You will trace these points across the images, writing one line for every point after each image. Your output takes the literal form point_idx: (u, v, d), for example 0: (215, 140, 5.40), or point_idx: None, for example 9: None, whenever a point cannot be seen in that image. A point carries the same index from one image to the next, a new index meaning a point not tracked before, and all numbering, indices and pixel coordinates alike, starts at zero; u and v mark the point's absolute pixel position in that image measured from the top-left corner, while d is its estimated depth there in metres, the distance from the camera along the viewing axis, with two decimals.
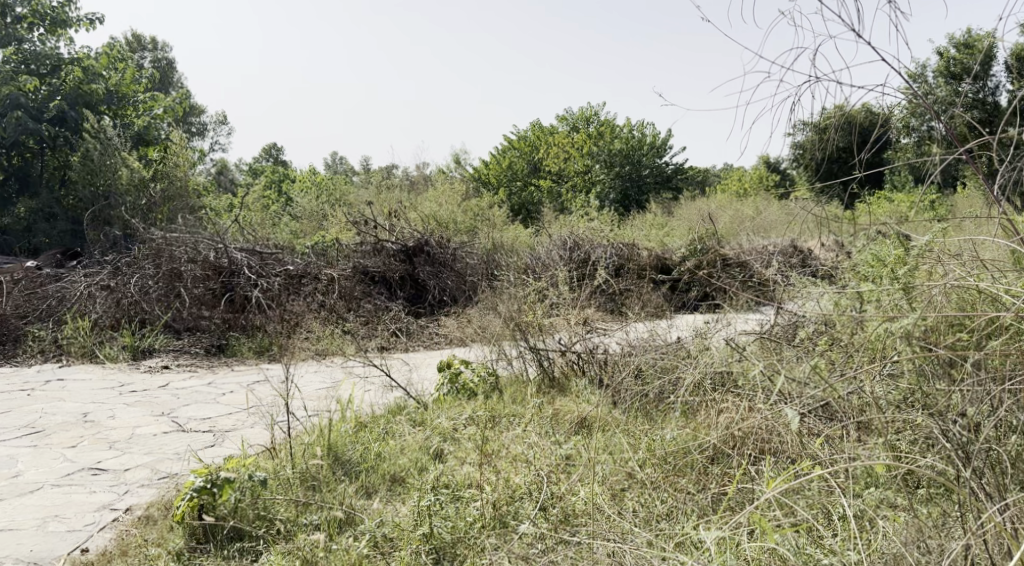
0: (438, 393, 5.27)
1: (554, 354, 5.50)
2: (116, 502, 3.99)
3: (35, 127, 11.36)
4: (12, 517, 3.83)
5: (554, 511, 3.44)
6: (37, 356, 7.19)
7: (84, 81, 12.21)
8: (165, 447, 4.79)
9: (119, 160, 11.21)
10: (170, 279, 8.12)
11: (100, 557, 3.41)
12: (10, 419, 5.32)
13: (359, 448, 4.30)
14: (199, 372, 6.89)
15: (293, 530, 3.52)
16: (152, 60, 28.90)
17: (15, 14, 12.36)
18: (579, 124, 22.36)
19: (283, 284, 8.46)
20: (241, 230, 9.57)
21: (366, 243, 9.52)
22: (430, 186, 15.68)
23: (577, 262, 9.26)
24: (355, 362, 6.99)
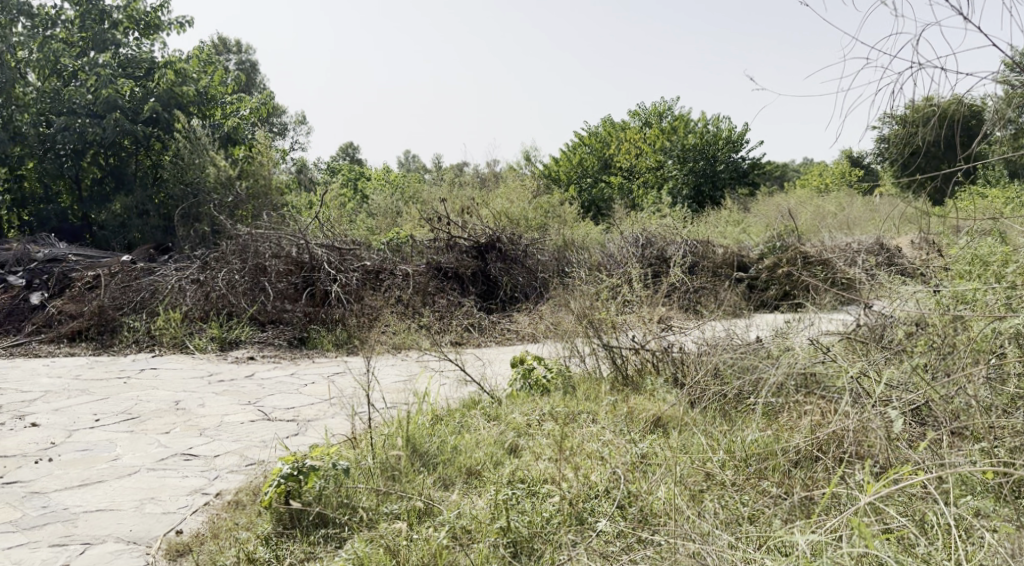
0: (512, 388, 5.30)
1: (628, 351, 5.45)
2: (207, 486, 4.16)
3: (130, 128, 11.97)
4: (112, 498, 4.04)
5: (633, 511, 3.40)
6: (132, 345, 7.58)
7: (176, 83, 12.80)
8: (253, 434, 4.98)
9: (208, 159, 11.71)
10: (256, 274, 8.44)
11: (194, 539, 3.57)
12: (110, 405, 5.61)
13: (437, 440, 4.36)
14: (282, 363, 7.11)
15: (375, 519, 3.60)
16: (237, 61, 29.97)
17: (113, 20, 13.05)
18: (652, 119, 22.07)
19: (361, 279, 8.65)
20: (320, 226, 9.84)
21: (439, 239, 9.66)
22: (501, 183, 15.74)
23: (650, 259, 9.15)
24: (430, 356, 7.09)
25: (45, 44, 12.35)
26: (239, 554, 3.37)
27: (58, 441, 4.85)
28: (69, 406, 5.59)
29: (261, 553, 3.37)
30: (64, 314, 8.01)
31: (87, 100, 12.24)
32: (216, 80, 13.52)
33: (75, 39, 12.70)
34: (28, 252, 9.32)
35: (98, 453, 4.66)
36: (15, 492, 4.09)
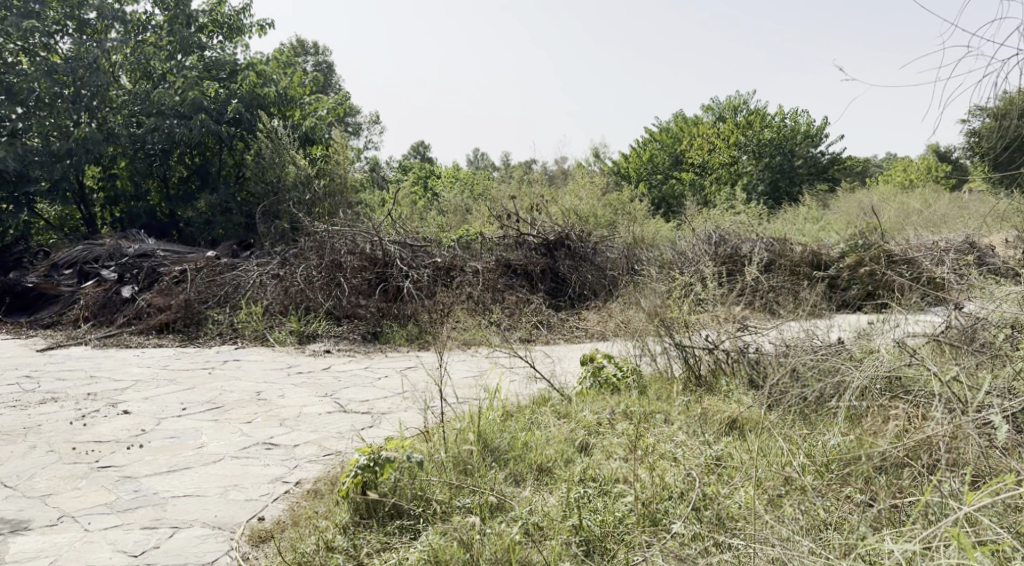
0: (582, 386, 5.27)
1: (701, 351, 5.34)
2: (287, 475, 4.30)
3: (215, 128, 12.43)
4: (199, 484, 4.21)
5: (709, 513, 3.35)
6: (216, 337, 7.89)
7: (258, 84, 13.25)
8: (330, 426, 5.11)
9: (287, 158, 12.06)
10: (332, 269, 8.66)
11: (275, 526, 3.68)
12: (195, 395, 5.85)
13: (508, 436, 4.38)
14: (357, 357, 7.27)
15: (448, 512, 3.64)
16: (314, 64, 30.81)
17: (198, 24, 13.63)
18: (726, 114, 21.62)
19: (432, 275, 8.76)
20: (393, 223, 9.99)
21: (508, 236, 9.71)
22: (570, 180, 15.70)
23: (723, 258, 8.98)
24: (500, 353, 7.13)
25: (137, 48, 12.94)
26: (318, 542, 3.45)
27: (148, 428, 5.08)
28: (157, 395, 5.84)
29: (339, 541, 3.45)
30: (153, 307, 8.36)
31: (175, 101, 12.75)
32: (295, 81, 13.91)
33: (164, 43, 13.28)
34: (120, 247, 9.80)
35: (185, 441, 4.85)
36: (109, 476, 4.30)
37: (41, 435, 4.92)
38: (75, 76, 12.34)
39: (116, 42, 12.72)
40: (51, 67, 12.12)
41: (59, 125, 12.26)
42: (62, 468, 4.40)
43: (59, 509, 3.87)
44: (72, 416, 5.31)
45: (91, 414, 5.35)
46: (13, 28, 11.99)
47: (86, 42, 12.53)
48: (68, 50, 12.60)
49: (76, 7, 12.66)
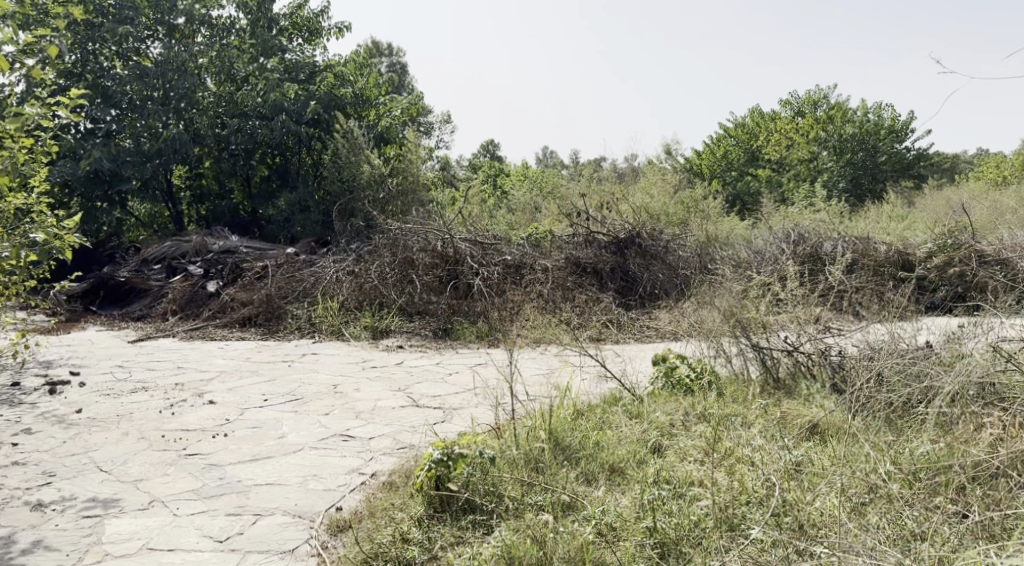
0: (654, 387, 5.20)
1: (779, 353, 5.22)
2: (364, 467, 4.41)
3: (295, 129, 12.83)
4: (279, 473, 4.35)
5: (789, 520, 3.26)
6: (295, 331, 8.14)
7: (336, 86, 13.60)
8: (404, 420, 5.20)
9: (363, 157, 12.34)
10: (404, 266, 8.80)
11: (353, 516, 3.78)
12: (276, 387, 6.04)
13: (579, 435, 4.36)
14: (428, 353, 7.37)
15: (520, 509, 3.66)
16: (388, 65, 31.41)
17: (280, 27, 14.07)
18: (805, 109, 21.00)
19: (502, 273, 8.79)
20: (464, 221, 10.07)
21: (579, 235, 9.66)
22: (642, 178, 15.51)
23: (802, 257, 8.71)
24: (571, 351, 7.09)
25: (222, 50, 13.39)
26: (394, 534, 3.51)
27: (232, 418, 5.27)
28: (240, 386, 6.05)
29: (415, 533, 3.51)
30: (236, 301, 8.67)
31: (257, 103, 13.17)
32: (371, 83, 14.21)
33: (248, 45, 13.75)
34: (205, 243, 10.19)
35: (266, 431, 5.01)
36: (196, 463, 4.47)
37: (133, 422, 5.16)
38: (165, 79, 12.89)
39: (202, 47, 13.26)
40: (142, 71, 12.68)
41: (149, 126, 12.82)
42: (153, 454, 4.60)
43: (150, 493, 4.05)
44: (161, 404, 5.56)
45: (179, 403, 5.59)
46: (109, 33, 12.58)
47: (174, 46, 13.06)
48: (158, 54, 13.16)
49: (166, 13, 13.21)
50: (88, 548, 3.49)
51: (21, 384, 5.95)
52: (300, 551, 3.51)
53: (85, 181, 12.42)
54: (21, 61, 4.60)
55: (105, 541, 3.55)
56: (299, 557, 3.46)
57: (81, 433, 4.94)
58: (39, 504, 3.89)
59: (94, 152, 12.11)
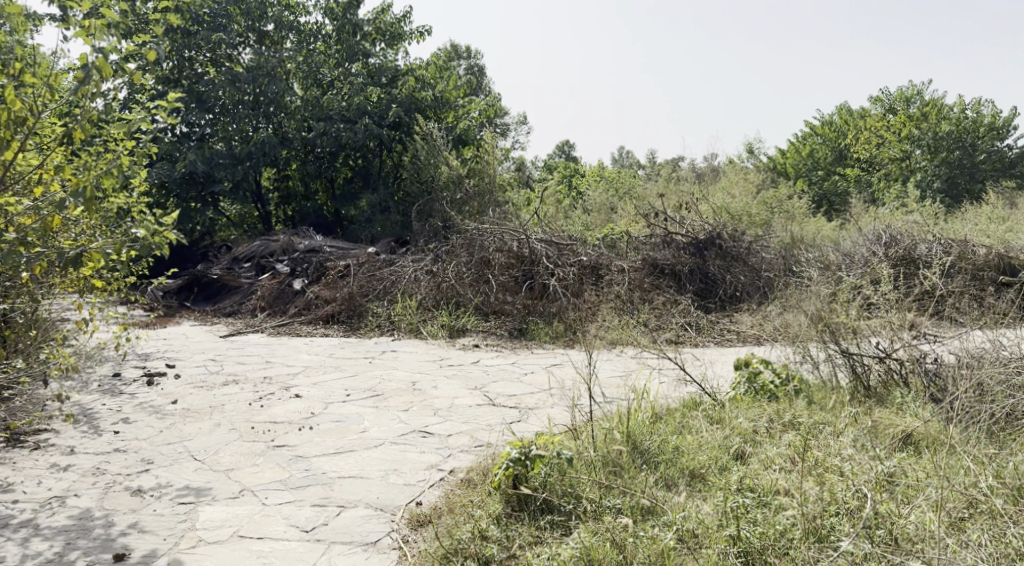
0: (736, 392, 5.07)
1: (870, 360, 5.03)
2: (442, 463, 4.49)
3: (377, 132, 13.15)
4: (361, 466, 4.46)
5: (881, 533, 3.14)
6: (375, 329, 8.33)
7: (417, 89, 13.85)
8: (481, 418, 5.25)
9: (443, 159, 12.53)
10: (480, 266, 8.86)
11: (432, 512, 3.84)
12: (357, 382, 6.18)
13: (658, 439, 4.30)
14: (504, 352, 7.40)
15: (599, 511, 3.62)
16: (467, 67, 31.83)
17: (364, 32, 14.44)
18: (897, 106, 20.20)
19: (578, 273, 8.74)
20: (540, 221, 10.06)
21: (656, 235, 9.53)
22: (722, 178, 15.19)
23: (894, 259, 8.35)
24: (648, 353, 7.01)
25: (309, 56, 14.01)
26: (474, 530, 3.54)
27: (316, 412, 5.43)
28: (324, 381, 6.23)
29: (493, 531, 3.52)
30: (320, 299, 8.92)
31: (342, 107, 13.48)
32: (451, 85, 14.42)
33: (333, 51, 14.15)
34: (291, 242, 10.51)
35: (349, 425, 5.14)
36: (282, 455, 4.62)
37: (224, 414, 5.37)
38: (256, 85, 13.29)
39: (291, 52, 13.58)
40: (235, 77, 13.16)
41: (240, 130, 13.33)
42: (242, 445, 4.78)
43: (240, 483, 4.21)
44: (251, 397, 5.77)
45: (267, 396, 5.79)
46: (203, 41, 13.11)
47: (265, 53, 13.46)
48: (249, 60, 13.58)
49: (257, 20, 13.84)
50: (183, 533, 3.63)
51: (122, 375, 6.28)
52: (382, 544, 3.58)
53: (181, 183, 13.01)
54: (124, 66, 4.82)
55: (199, 527, 3.69)
56: (381, 550, 3.53)
57: (176, 423, 5.17)
58: (138, 490, 4.08)
59: (189, 155, 12.65)
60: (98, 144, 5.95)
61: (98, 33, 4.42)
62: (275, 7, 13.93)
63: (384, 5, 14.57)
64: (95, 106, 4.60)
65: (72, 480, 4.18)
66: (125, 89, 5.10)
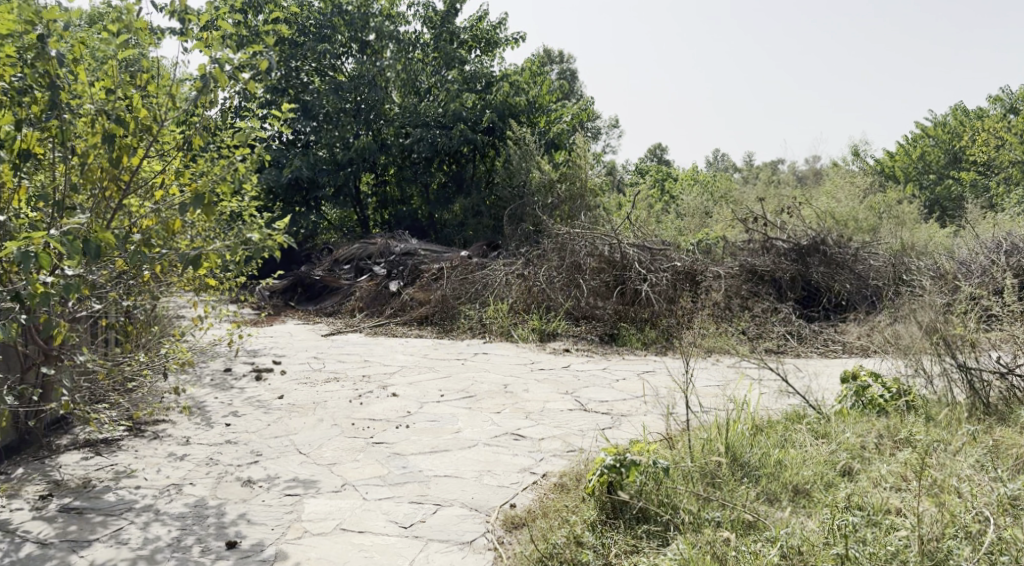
0: (843, 405, 4.88)
1: (990, 376, 4.75)
2: (535, 466, 4.51)
3: (471, 137, 13.37)
4: (456, 466, 4.52)
5: (1005, 559, 2.94)
6: (467, 331, 8.47)
7: (510, 95, 13.79)
8: (572, 423, 5.25)
9: (534, 164, 12.71)
10: (571, 271, 8.77)
11: (527, 514, 3.86)
12: (452, 383, 6.27)
13: (759, 451, 4.17)
14: (595, 358, 7.37)
15: (697, 523, 3.53)
16: (559, 71, 32.01)
17: (461, 40, 14.82)
18: (1019, 105, 18.98)
19: (672, 280, 8.42)
20: (631, 225, 9.90)
21: (755, 241, 9.26)
22: (825, 182, 14.66)
23: (1017, 268, 7.85)
24: (747, 363, 6.83)
25: (408, 64, 14.18)
26: (569, 535, 3.53)
27: (412, 411, 5.54)
28: (419, 381, 6.35)
29: (588, 537, 3.50)
30: (415, 300, 9.13)
31: (438, 113, 13.83)
32: (545, 90, 14.50)
33: (431, 58, 14.55)
34: (388, 244, 10.77)
35: (444, 424, 5.23)
36: (381, 451, 4.75)
37: (326, 410, 5.56)
38: (357, 93, 13.77)
39: (390, 60, 13.92)
40: (338, 86, 13.71)
41: (342, 136, 13.80)
42: (343, 441, 4.93)
43: (342, 477, 4.34)
44: (351, 395, 5.95)
45: (365, 394, 5.96)
46: (310, 52, 13.79)
47: (366, 62, 13.94)
48: (350, 69, 14.17)
49: (359, 31, 14.12)
50: (290, 524, 3.77)
51: (233, 370, 6.62)
52: (478, 544, 3.62)
53: (287, 188, 13.61)
54: (239, 75, 5.05)
55: (304, 518, 3.83)
56: (477, 550, 3.57)
57: (282, 417, 5.40)
58: (247, 481, 4.27)
59: (295, 161, 13.18)
60: (214, 151, 6.26)
61: (215, 44, 4.65)
62: (377, 18, 14.17)
63: (481, 13, 14.81)
64: (211, 114, 4.85)
65: (188, 469, 4.42)
66: (239, 97, 5.36)
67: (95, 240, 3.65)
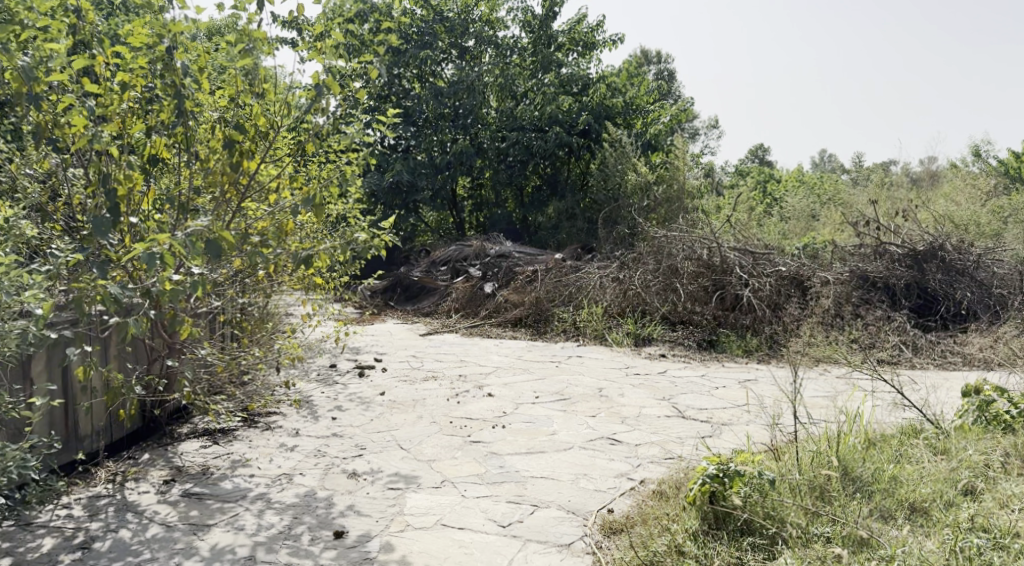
0: (964, 421, 4.62)
1: None
2: (632, 472, 4.46)
3: (567, 140, 13.36)
4: (553, 468, 4.52)
5: None
6: (561, 334, 8.49)
7: (607, 97, 13.82)
8: (671, 430, 5.16)
9: (630, 166, 12.58)
10: (668, 275, 8.61)
11: (625, 520, 3.82)
12: (547, 385, 6.29)
13: (871, 466, 3.99)
14: (692, 364, 7.23)
15: (806, 537, 3.39)
16: (657, 72, 31.61)
17: (558, 43, 14.84)
18: None
19: (775, 285, 8.19)
20: (732, 228, 9.67)
21: (866, 246, 8.85)
22: (943, 184, 13.87)
23: None
24: (858, 374, 6.53)
25: (506, 69, 14.34)
26: (670, 544, 3.48)
27: (508, 411, 5.59)
28: (514, 382, 6.40)
29: (691, 547, 3.42)
30: (509, 302, 9.20)
31: (534, 117, 13.91)
32: (643, 91, 14.33)
33: (528, 62, 14.66)
34: (484, 246, 10.87)
35: (539, 426, 5.25)
36: (479, 450, 4.81)
37: (425, 407, 5.68)
38: (456, 98, 14.03)
39: (488, 65, 14.15)
40: (438, 91, 14.01)
41: (441, 141, 14.10)
42: (442, 438, 5.02)
43: (442, 474, 4.42)
44: (448, 393, 6.06)
45: (462, 393, 6.05)
46: (411, 59, 14.12)
47: (465, 68, 14.18)
48: (451, 75, 14.36)
49: (460, 37, 14.46)
50: (393, 518, 3.86)
51: (338, 367, 6.86)
52: (576, 547, 3.61)
53: (387, 191, 14.02)
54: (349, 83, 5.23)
55: (407, 513, 3.91)
56: (575, 553, 3.56)
57: (384, 413, 5.55)
58: (352, 473, 4.41)
59: (396, 165, 13.54)
60: (323, 156, 6.51)
61: (328, 53, 4.83)
62: (477, 23, 14.40)
63: (580, 15, 14.77)
64: (323, 121, 5.02)
65: (297, 460, 4.60)
66: (349, 105, 5.54)
67: (216, 241, 3.83)
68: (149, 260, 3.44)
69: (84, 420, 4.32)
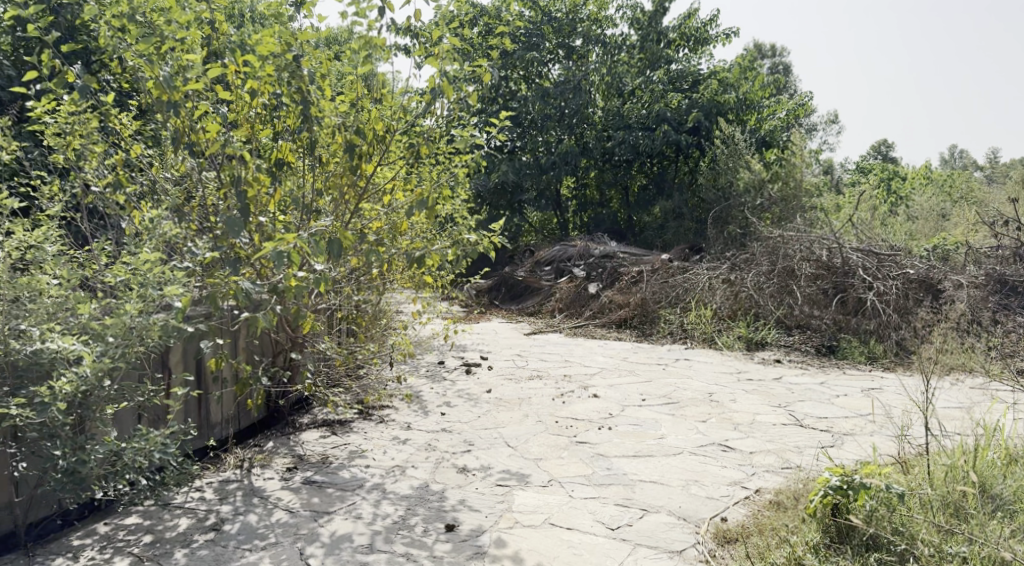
0: None
1: None
2: (746, 481, 4.32)
3: (675, 138, 13.01)
4: (662, 473, 4.45)
5: None
6: (668, 336, 8.34)
7: (718, 92, 13.44)
8: (786, 438, 4.96)
9: (743, 163, 12.21)
10: (784, 276, 8.29)
11: (740, 529, 3.71)
12: (654, 388, 6.18)
13: (1014, 484, 3.70)
14: (810, 370, 6.92)
15: (940, 556, 3.19)
16: (771, 67, 30.49)
17: (667, 40, 14.26)
18: None
19: (902, 288, 7.72)
20: (853, 228, 9.22)
21: (1005, 247, 8.22)
22: None
23: None
24: (998, 385, 6.09)
25: (613, 67, 14.22)
26: (788, 555, 3.35)
27: (615, 413, 5.54)
28: (620, 384, 6.33)
29: (811, 559, 3.28)
30: (614, 303, 9.12)
31: (641, 115, 13.81)
32: (757, 86, 13.79)
33: (637, 59, 14.50)
34: (589, 246, 10.78)
35: (647, 429, 5.17)
36: (586, 451, 4.78)
37: (531, 406, 5.70)
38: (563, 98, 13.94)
39: (595, 64, 14.05)
40: (545, 91, 14.03)
41: (546, 141, 14.14)
42: (549, 437, 5.02)
43: (550, 473, 4.43)
44: (555, 393, 6.06)
45: (568, 393, 6.04)
46: (518, 60, 14.19)
47: (572, 68, 14.12)
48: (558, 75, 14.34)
49: (567, 36, 14.46)
50: (502, 514, 3.90)
51: (445, 363, 6.99)
52: (688, 554, 3.53)
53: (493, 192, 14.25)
54: (462, 87, 5.33)
55: (515, 510, 3.94)
56: (687, 560, 3.48)
57: (491, 410, 5.61)
58: (462, 468, 4.49)
59: (502, 166, 13.71)
60: (435, 158, 6.64)
61: (443, 56, 4.93)
62: (585, 22, 14.30)
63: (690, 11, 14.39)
64: (437, 123, 5.15)
65: (410, 453, 4.73)
66: (461, 108, 5.63)
67: (337, 240, 3.98)
68: (277, 259, 3.63)
69: (213, 408, 4.57)
